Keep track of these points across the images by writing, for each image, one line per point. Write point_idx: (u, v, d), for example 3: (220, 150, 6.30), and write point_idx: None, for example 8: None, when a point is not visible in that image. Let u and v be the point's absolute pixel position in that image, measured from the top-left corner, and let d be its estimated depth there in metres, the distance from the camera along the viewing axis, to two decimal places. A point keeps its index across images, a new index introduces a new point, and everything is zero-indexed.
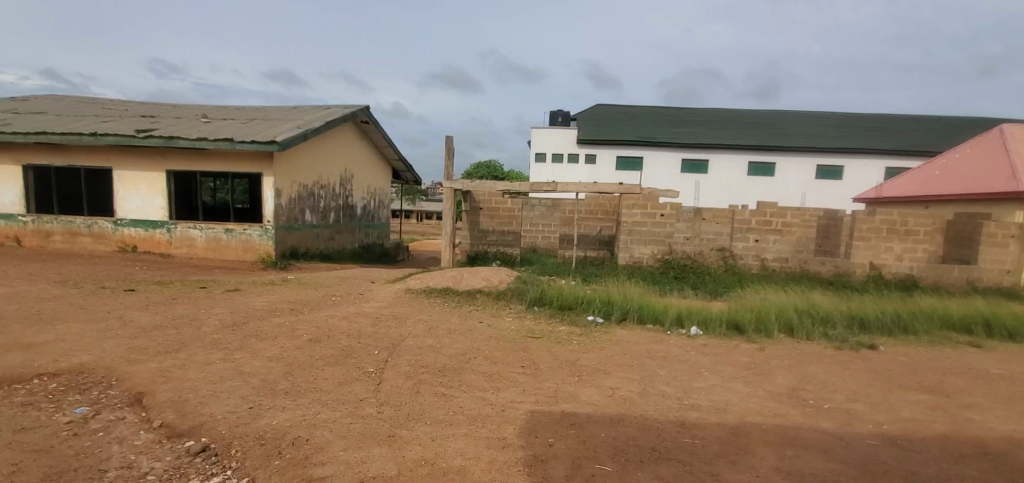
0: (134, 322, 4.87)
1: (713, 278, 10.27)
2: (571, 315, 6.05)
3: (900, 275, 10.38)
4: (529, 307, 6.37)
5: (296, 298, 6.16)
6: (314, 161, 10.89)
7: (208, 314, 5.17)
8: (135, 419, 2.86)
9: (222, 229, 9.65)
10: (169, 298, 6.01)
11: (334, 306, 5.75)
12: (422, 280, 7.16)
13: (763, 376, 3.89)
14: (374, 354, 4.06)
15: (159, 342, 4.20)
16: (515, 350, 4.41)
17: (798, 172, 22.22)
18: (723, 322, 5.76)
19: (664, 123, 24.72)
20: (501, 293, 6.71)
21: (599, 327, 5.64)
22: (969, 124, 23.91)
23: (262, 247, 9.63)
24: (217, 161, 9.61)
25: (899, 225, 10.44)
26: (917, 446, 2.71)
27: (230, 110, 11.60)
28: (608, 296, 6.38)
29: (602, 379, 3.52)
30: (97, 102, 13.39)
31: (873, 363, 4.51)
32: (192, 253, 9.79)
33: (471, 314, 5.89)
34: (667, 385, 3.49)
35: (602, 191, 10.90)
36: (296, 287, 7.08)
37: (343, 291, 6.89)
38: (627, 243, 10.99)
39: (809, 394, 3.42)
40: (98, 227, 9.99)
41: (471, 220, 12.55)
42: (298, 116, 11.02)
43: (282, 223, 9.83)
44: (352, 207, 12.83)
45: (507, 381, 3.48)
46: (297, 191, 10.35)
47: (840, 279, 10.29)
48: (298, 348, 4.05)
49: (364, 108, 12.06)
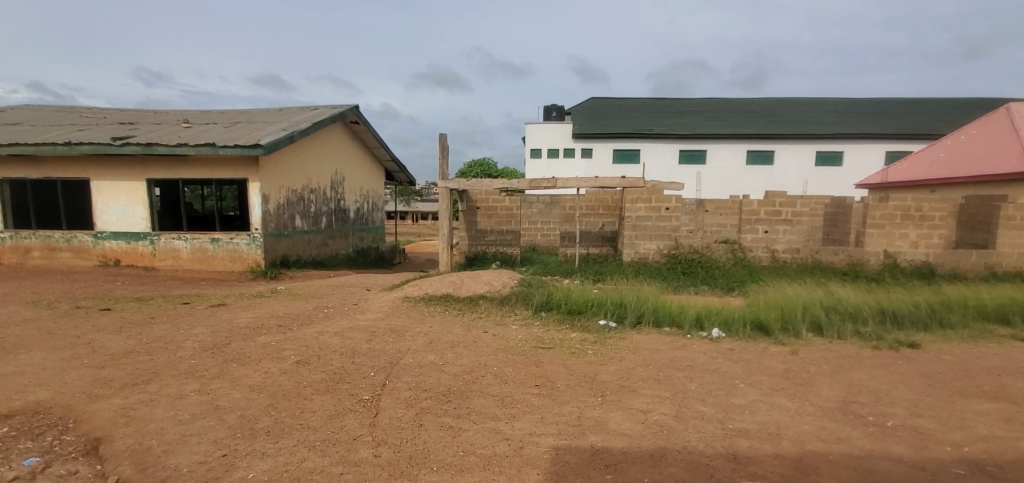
0: (104, 348, 4.41)
1: (723, 272, 9.88)
2: (581, 321, 5.62)
3: (916, 262, 10.00)
4: (536, 312, 5.95)
5: (284, 312, 5.70)
6: (302, 164, 10.41)
7: (188, 334, 4.73)
8: (89, 474, 2.41)
9: (208, 238, 9.18)
10: (147, 317, 5.54)
11: (326, 320, 5.31)
12: (420, 287, 6.71)
13: (807, 388, 3.49)
14: (370, 377, 3.63)
15: (127, 372, 3.75)
16: (526, 364, 3.98)
17: (798, 159, 21.88)
18: (747, 322, 5.35)
19: (660, 115, 24.32)
20: (505, 298, 6.28)
21: (613, 333, 5.22)
22: (970, 105, 23.58)
23: (250, 256, 9.17)
24: (199, 168, 9.13)
25: (913, 211, 10.07)
26: (1012, 474, 2.31)
27: (214, 114, 11.11)
28: (620, 299, 5.97)
29: (629, 399, 3.10)
30: (75, 110, 12.85)
31: (919, 366, 4.13)
32: (178, 266, 9.30)
33: (474, 324, 5.44)
34: (704, 404, 3.08)
35: (603, 185, 10.49)
36: (287, 300, 6.62)
37: (335, 302, 6.43)
38: (632, 239, 10.54)
39: (866, 409, 3.02)
40: (78, 241, 9.50)
41: (467, 220, 12.03)
42: (284, 118, 10.55)
43: (271, 231, 9.37)
44: (345, 211, 12.37)
45: (522, 406, 3.05)
46: (286, 197, 9.89)
47: (855, 269, 9.87)
48: (284, 374, 3.61)
49: (354, 108, 11.61)
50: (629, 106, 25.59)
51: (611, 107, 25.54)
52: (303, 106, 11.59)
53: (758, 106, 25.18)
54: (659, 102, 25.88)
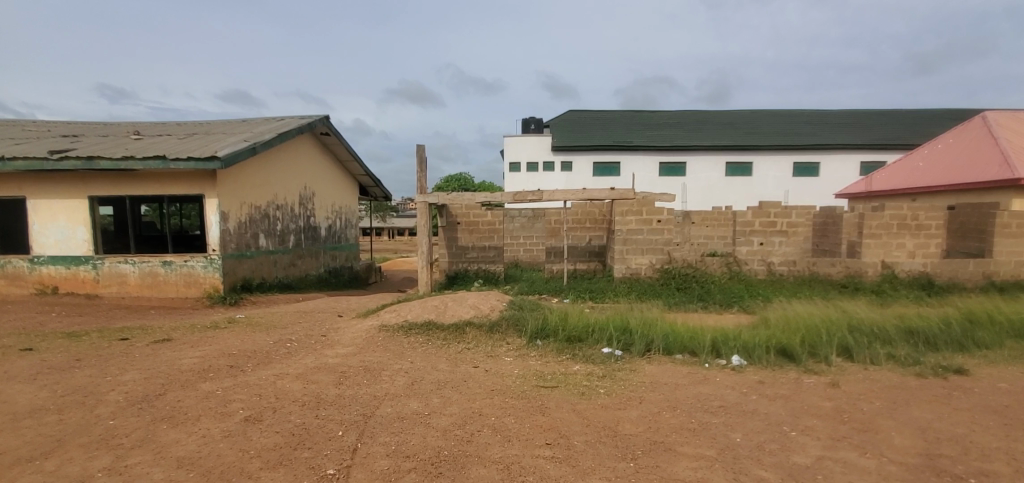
0: (5, 404, 3.52)
1: (720, 287, 9.37)
2: (583, 350, 4.96)
3: (914, 273, 9.70)
4: (530, 341, 5.27)
5: (240, 349, 4.87)
6: (267, 178, 9.57)
7: (115, 383, 3.88)
8: None
9: (159, 261, 8.24)
10: (71, 360, 4.64)
11: (288, 358, 4.52)
12: (398, 313, 5.95)
13: (873, 437, 2.90)
14: (339, 438, 2.88)
15: (21, 441, 2.91)
16: (530, 411, 3.28)
17: (776, 170, 21.92)
18: (768, 347, 4.77)
19: (639, 127, 24.16)
20: (495, 325, 5.58)
21: (622, 364, 4.57)
22: (938, 117, 24.13)
23: (207, 280, 8.27)
24: (149, 184, 8.22)
25: (909, 220, 9.81)
26: None
27: (169, 126, 10.19)
28: (624, 323, 5.35)
29: (671, 466, 2.46)
30: (17, 123, 11.74)
31: (978, 402, 3.61)
32: (124, 292, 8.31)
33: (463, 357, 4.73)
34: (763, 468, 2.47)
35: (591, 198, 9.94)
36: (245, 332, 5.77)
37: (301, 333, 5.63)
38: (623, 253, 9.99)
39: (962, 472, 2.44)
40: (10, 267, 8.43)
41: (448, 236, 11.28)
42: (247, 129, 9.74)
43: (230, 252, 8.51)
44: (315, 229, 11.50)
45: (536, 479, 2.38)
46: (249, 214, 9.02)
47: (854, 281, 9.50)
48: (227, 439, 2.84)
49: (325, 119, 10.87)
50: (608, 118, 25.32)
51: (589, 119, 25.20)
52: (269, 117, 10.78)
53: (735, 118, 25.27)
54: (637, 115, 25.70)
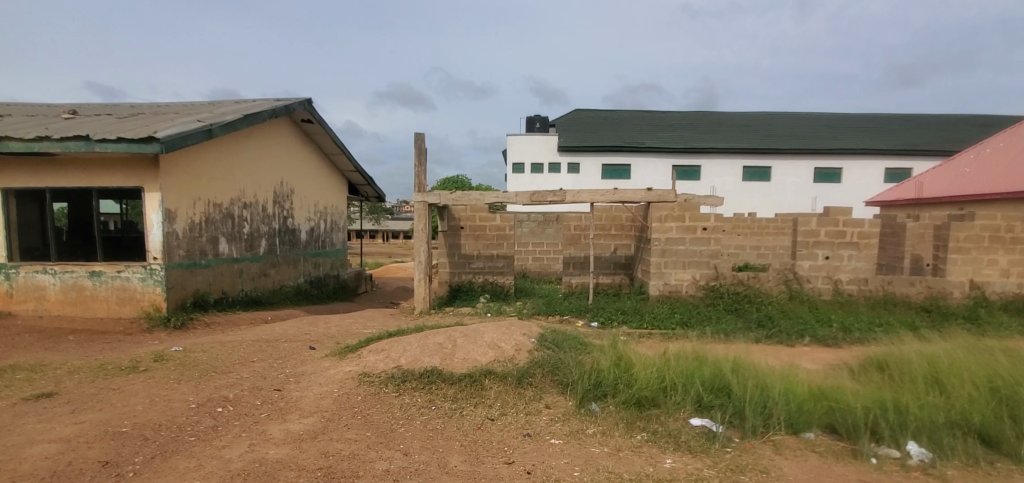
0: None
1: (784, 310, 7.66)
2: (667, 425, 3.27)
3: (1007, 295, 8.02)
4: (582, 404, 3.57)
5: (140, 421, 3.13)
6: (230, 170, 7.82)
7: None
8: None
9: (86, 272, 6.51)
10: None
11: (206, 445, 2.80)
12: (388, 355, 4.23)
13: None
14: None
15: None
16: None
17: (799, 176, 20.36)
18: (953, 429, 3.12)
19: (651, 128, 22.56)
20: (526, 374, 3.87)
21: (742, 458, 2.89)
22: (966, 123, 22.67)
23: (146, 297, 6.53)
24: (76, 174, 6.50)
25: (1003, 232, 8.05)
26: None
27: (116, 106, 8.42)
28: (717, 379, 3.66)
29: None
30: None
31: None
32: (42, 311, 6.57)
33: (486, 440, 3.04)
34: None
35: (625, 199, 8.22)
36: (166, 381, 4.03)
37: (245, 386, 3.89)
38: (661, 267, 8.35)
39: None
40: None
41: (449, 243, 9.58)
42: (208, 110, 8.00)
43: (178, 261, 6.78)
44: (294, 232, 9.76)
45: None
46: (204, 213, 7.29)
47: (939, 304, 7.83)
48: None
49: (305, 102, 9.13)
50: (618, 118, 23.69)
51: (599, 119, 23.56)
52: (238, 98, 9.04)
53: (752, 119, 23.71)
54: (648, 115, 24.05)
